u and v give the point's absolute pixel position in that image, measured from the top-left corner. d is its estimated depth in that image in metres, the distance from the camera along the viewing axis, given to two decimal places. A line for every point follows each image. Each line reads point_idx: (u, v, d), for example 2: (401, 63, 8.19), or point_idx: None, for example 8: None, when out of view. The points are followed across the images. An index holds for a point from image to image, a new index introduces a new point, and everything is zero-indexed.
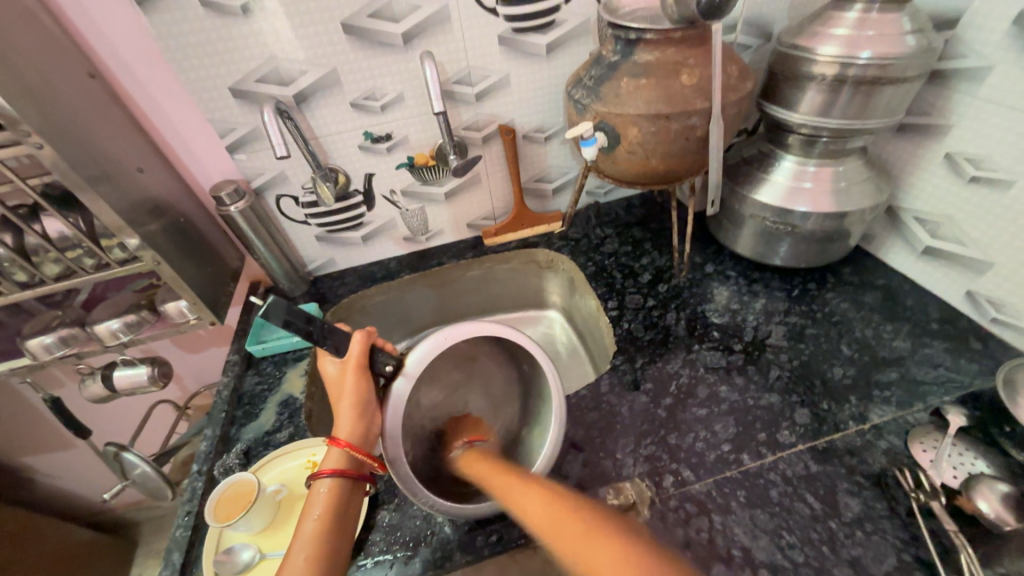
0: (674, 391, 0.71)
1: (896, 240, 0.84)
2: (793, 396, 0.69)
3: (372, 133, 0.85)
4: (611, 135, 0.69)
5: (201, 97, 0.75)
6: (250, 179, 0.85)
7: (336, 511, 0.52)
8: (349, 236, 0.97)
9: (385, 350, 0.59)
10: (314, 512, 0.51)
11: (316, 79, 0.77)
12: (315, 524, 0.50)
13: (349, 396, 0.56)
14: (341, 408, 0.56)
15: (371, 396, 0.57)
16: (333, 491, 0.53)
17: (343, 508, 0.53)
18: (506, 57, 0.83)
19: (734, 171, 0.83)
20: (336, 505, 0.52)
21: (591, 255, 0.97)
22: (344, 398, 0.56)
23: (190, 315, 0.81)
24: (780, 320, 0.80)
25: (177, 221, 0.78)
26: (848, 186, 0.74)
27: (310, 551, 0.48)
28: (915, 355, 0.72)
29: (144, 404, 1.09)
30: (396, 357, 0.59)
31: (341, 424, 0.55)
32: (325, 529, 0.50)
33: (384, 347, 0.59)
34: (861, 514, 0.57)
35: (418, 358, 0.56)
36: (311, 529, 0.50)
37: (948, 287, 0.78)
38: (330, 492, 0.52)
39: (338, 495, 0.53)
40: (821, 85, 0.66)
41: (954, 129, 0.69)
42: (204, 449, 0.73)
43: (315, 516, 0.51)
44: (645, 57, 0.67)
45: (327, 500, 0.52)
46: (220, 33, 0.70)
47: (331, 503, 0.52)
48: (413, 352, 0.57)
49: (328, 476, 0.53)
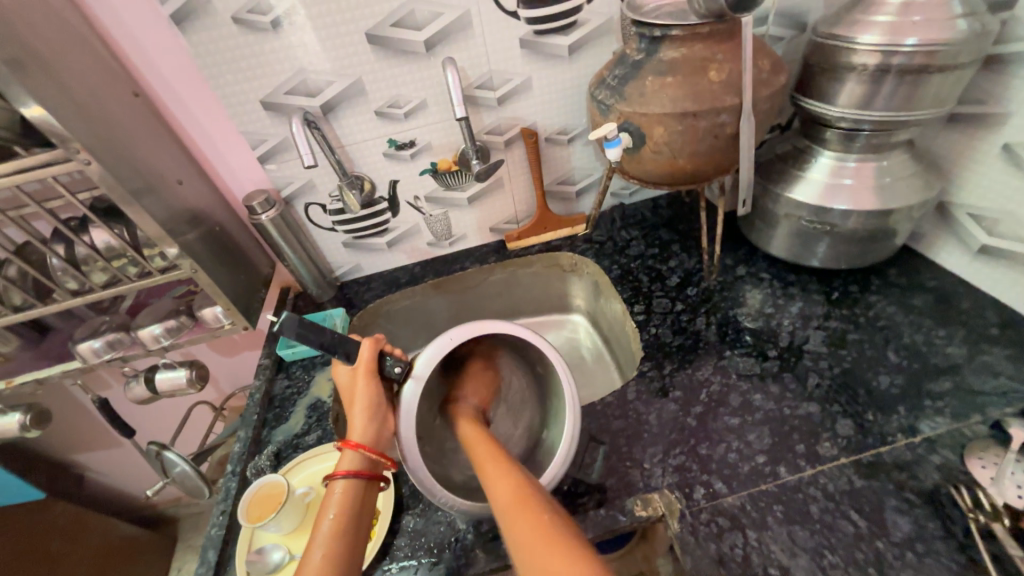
0: (705, 399, 0.69)
1: (948, 239, 0.78)
2: (833, 405, 0.65)
3: (396, 140, 0.86)
4: (636, 136, 0.68)
5: (235, 110, 0.78)
6: (280, 189, 0.88)
7: (350, 510, 0.51)
8: (374, 242, 0.98)
9: (392, 354, 0.61)
10: (329, 514, 0.51)
11: (342, 89, 0.79)
12: (330, 524, 0.50)
13: (361, 401, 0.58)
14: (353, 412, 0.57)
15: (382, 400, 0.58)
16: (347, 492, 0.52)
17: (357, 508, 0.52)
18: (528, 60, 0.83)
19: (767, 169, 0.80)
20: (351, 505, 0.52)
21: (615, 257, 0.95)
22: (356, 402, 0.58)
23: (226, 320, 0.84)
24: (818, 324, 0.76)
25: (213, 230, 0.81)
26: (892, 181, 0.70)
27: (325, 550, 0.47)
28: (971, 363, 0.67)
29: (184, 405, 1.14)
30: (405, 360, 0.61)
31: (353, 428, 0.56)
32: (341, 528, 0.49)
33: (392, 351, 0.62)
34: (912, 534, 0.53)
35: (425, 360, 0.58)
36: (327, 528, 0.49)
37: (1008, 289, 0.72)
38: (345, 493, 0.52)
39: (352, 495, 0.52)
40: (862, 75, 0.62)
41: (1013, 119, 0.64)
42: (238, 450, 0.75)
43: (330, 517, 0.51)
44: (671, 54, 0.65)
45: (341, 500, 0.52)
46: (252, 48, 0.73)
47: (345, 503, 0.51)
48: (420, 356, 0.58)
49: (342, 477, 0.53)
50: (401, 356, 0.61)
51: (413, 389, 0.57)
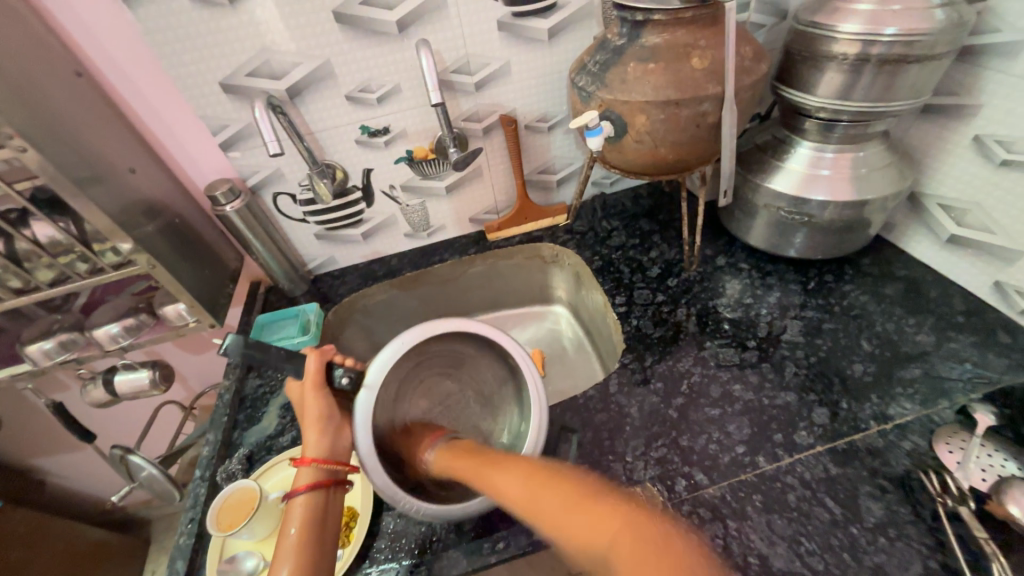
0: (686, 390, 0.69)
1: (919, 229, 0.80)
2: (809, 394, 0.66)
3: (369, 127, 0.82)
4: (618, 124, 0.66)
5: (192, 94, 0.72)
6: (245, 178, 0.83)
7: (315, 523, 0.50)
8: (349, 233, 0.95)
9: (341, 363, 0.59)
10: (292, 531, 0.49)
11: (310, 71, 0.74)
12: (293, 540, 0.49)
13: (312, 413, 0.56)
14: (305, 427, 0.56)
15: (334, 411, 0.57)
16: (309, 506, 0.51)
17: (322, 519, 0.51)
18: (506, 44, 0.80)
19: (747, 160, 0.79)
20: (314, 519, 0.50)
21: (597, 248, 0.94)
22: (307, 417, 0.56)
23: (189, 318, 0.79)
24: (796, 314, 0.77)
25: (173, 222, 0.76)
26: (868, 172, 0.70)
27: (293, 564, 0.47)
28: (939, 350, 0.69)
29: (150, 405, 1.09)
30: (355, 368, 0.59)
31: (307, 441, 0.55)
32: (304, 543, 0.48)
33: (341, 360, 0.59)
34: (884, 519, 0.54)
35: (378, 366, 0.56)
36: (291, 544, 0.48)
37: (975, 277, 0.74)
38: (307, 507, 0.51)
39: (314, 508, 0.51)
40: (842, 65, 0.62)
41: (984, 110, 0.65)
42: (207, 454, 0.72)
43: (292, 532, 0.49)
44: (653, 40, 0.63)
45: (304, 514, 0.50)
46: (208, 25, 0.67)
47: (307, 518, 0.50)
48: (372, 364, 0.56)
49: (301, 494, 0.51)
50: (351, 364, 0.59)
51: (368, 396, 0.55)
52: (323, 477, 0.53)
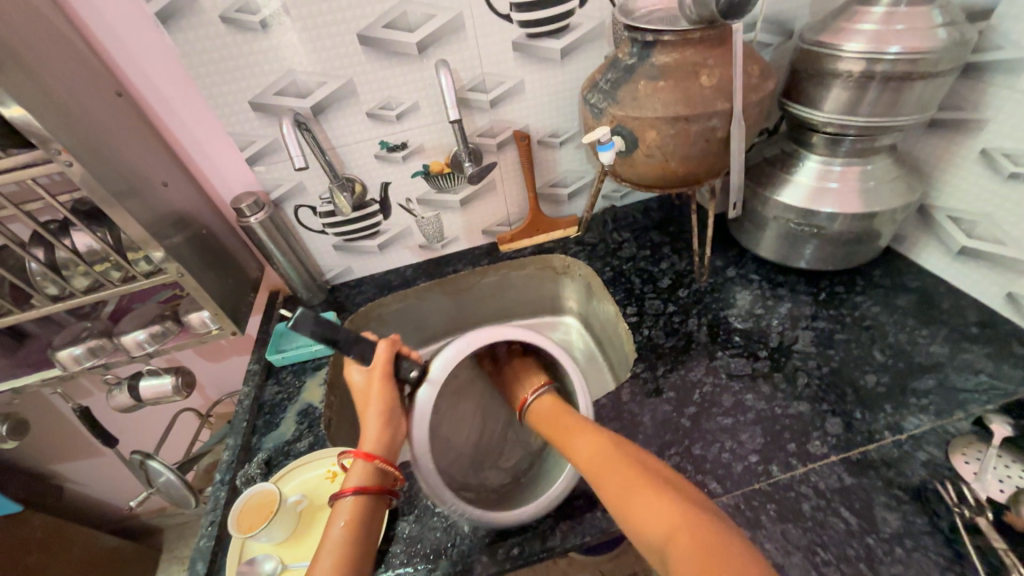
0: (698, 400, 0.69)
1: (930, 241, 0.80)
2: (822, 404, 0.66)
3: (388, 142, 0.85)
4: (629, 140, 0.68)
5: (222, 111, 0.76)
6: (269, 191, 0.87)
7: (358, 522, 0.53)
8: (366, 244, 0.98)
9: (409, 358, 0.62)
10: (341, 522, 0.52)
11: (333, 90, 0.78)
12: (339, 533, 0.52)
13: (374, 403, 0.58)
14: (367, 418, 0.58)
15: (395, 404, 0.59)
16: (358, 503, 0.54)
17: (364, 520, 0.53)
18: (520, 63, 0.83)
19: (756, 172, 0.81)
20: (358, 518, 0.53)
21: (607, 260, 0.96)
22: (369, 406, 0.58)
23: (213, 324, 0.82)
24: (807, 325, 0.77)
25: (200, 233, 0.80)
26: (876, 185, 0.71)
27: (336, 556, 0.49)
28: (954, 361, 0.69)
29: (169, 412, 1.11)
30: (420, 363, 0.62)
31: (367, 429, 0.57)
32: (347, 537, 0.51)
33: (408, 354, 0.62)
34: (901, 529, 0.54)
35: (441, 364, 0.59)
36: (337, 536, 0.51)
37: (987, 290, 0.74)
38: (355, 503, 0.53)
39: (362, 505, 0.54)
40: (847, 82, 0.64)
41: (990, 124, 0.66)
42: (227, 458, 0.74)
43: (341, 524, 0.52)
44: (663, 59, 0.65)
45: (351, 511, 0.53)
46: (241, 48, 0.72)
47: (355, 516, 0.52)
48: (437, 359, 0.59)
49: (351, 490, 0.54)
50: (417, 359, 0.62)
51: (427, 392, 0.58)
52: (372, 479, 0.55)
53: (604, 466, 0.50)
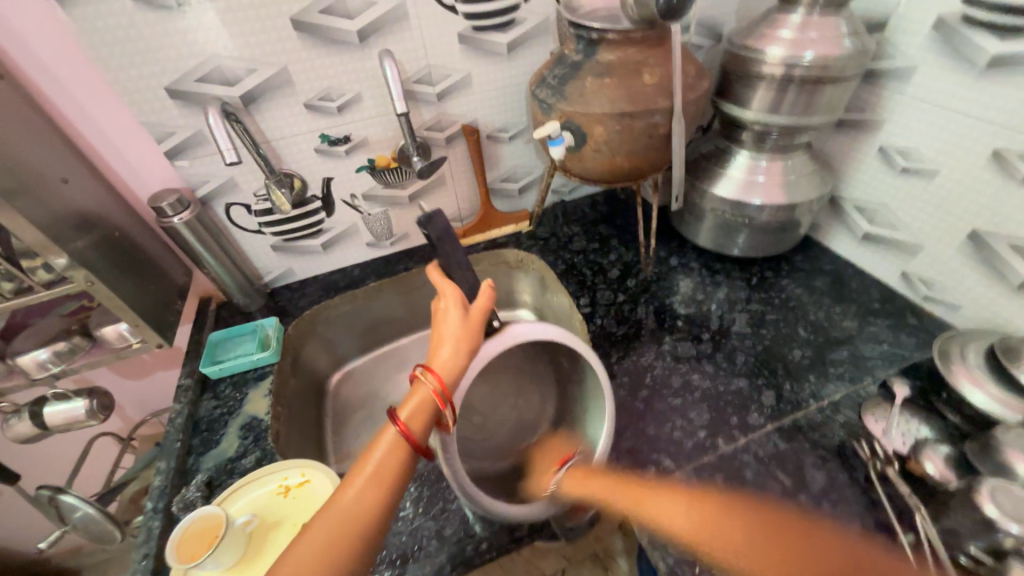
0: (650, 383, 0.73)
1: (839, 228, 0.90)
2: (758, 379, 0.72)
3: (329, 136, 0.81)
4: (578, 134, 0.70)
5: (133, 99, 0.68)
6: (194, 188, 0.79)
7: (392, 460, 0.47)
8: (308, 244, 0.92)
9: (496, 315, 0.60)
10: (379, 449, 0.48)
11: (265, 79, 0.72)
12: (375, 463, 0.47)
13: (450, 332, 0.54)
14: (441, 347, 0.53)
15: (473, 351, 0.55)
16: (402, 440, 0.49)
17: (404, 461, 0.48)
18: (466, 56, 0.82)
19: (694, 167, 0.86)
20: (399, 457, 0.48)
21: (559, 253, 0.98)
22: (444, 334, 0.54)
23: (133, 339, 0.75)
24: (742, 308, 0.84)
25: (112, 235, 0.71)
26: (796, 178, 0.79)
27: (368, 484, 0.46)
28: (862, 333, 0.78)
29: (81, 439, 0.98)
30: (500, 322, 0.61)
31: (439, 358, 0.53)
32: (381, 471, 0.47)
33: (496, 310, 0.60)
34: (826, 485, 0.61)
35: (520, 333, 0.59)
36: (371, 468, 0.46)
37: (885, 269, 0.84)
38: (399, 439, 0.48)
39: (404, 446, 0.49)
40: (770, 84, 0.70)
41: (885, 125, 0.76)
42: (159, 483, 0.67)
43: (379, 454, 0.47)
44: (608, 56, 0.67)
45: (392, 444, 0.48)
46: (153, 29, 0.64)
47: (394, 452, 0.48)
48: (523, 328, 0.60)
49: (403, 422, 0.49)
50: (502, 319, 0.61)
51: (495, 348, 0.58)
52: (422, 418, 0.50)
53: (706, 520, 0.56)
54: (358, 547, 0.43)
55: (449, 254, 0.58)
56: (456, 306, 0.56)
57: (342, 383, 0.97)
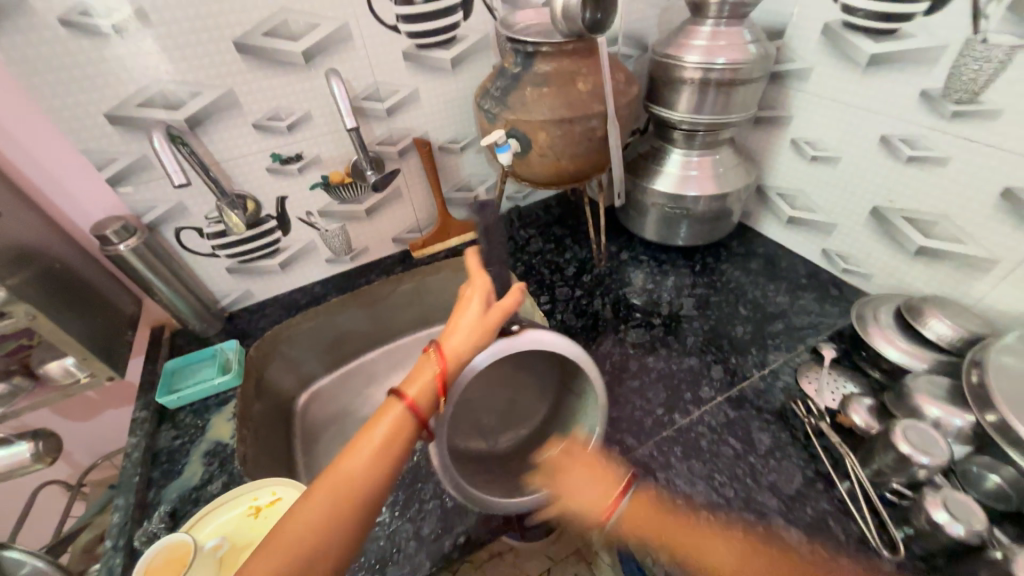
0: (610, 369, 0.78)
1: (768, 214, 0.99)
2: (706, 356, 0.78)
3: (280, 154, 0.82)
4: (523, 141, 0.74)
5: (71, 127, 0.67)
6: (140, 214, 0.77)
7: (396, 437, 0.49)
8: (265, 264, 0.92)
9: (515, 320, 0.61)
10: (384, 425, 0.49)
11: (210, 101, 0.73)
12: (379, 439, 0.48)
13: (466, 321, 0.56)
14: (459, 332, 0.55)
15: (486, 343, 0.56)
16: (404, 418, 0.50)
17: (404, 440, 0.49)
18: (412, 72, 0.85)
19: (634, 166, 0.93)
20: (400, 437, 0.49)
21: (517, 256, 1.02)
22: (463, 322, 0.56)
23: (81, 373, 0.72)
24: (689, 293, 0.90)
25: (53, 267, 0.69)
26: (724, 171, 0.87)
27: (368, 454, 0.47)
28: (794, 307, 0.86)
29: (23, 491, 0.92)
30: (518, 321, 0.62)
31: (454, 346, 0.54)
32: (384, 450, 0.48)
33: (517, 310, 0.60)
34: (771, 444, 0.66)
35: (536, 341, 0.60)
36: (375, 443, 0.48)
37: (809, 248, 0.94)
38: (402, 418, 0.50)
39: (404, 426, 0.50)
40: (692, 87, 0.77)
41: (794, 120, 0.85)
42: (118, 520, 0.64)
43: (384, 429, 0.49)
44: (544, 67, 0.73)
45: (396, 421, 0.49)
46: (89, 56, 0.63)
47: (396, 430, 0.49)
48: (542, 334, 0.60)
49: (410, 401, 0.50)
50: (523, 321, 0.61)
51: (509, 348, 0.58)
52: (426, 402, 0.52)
53: None
54: (358, 509, 0.45)
55: (491, 250, 0.63)
56: (483, 297, 0.57)
57: (310, 403, 0.96)
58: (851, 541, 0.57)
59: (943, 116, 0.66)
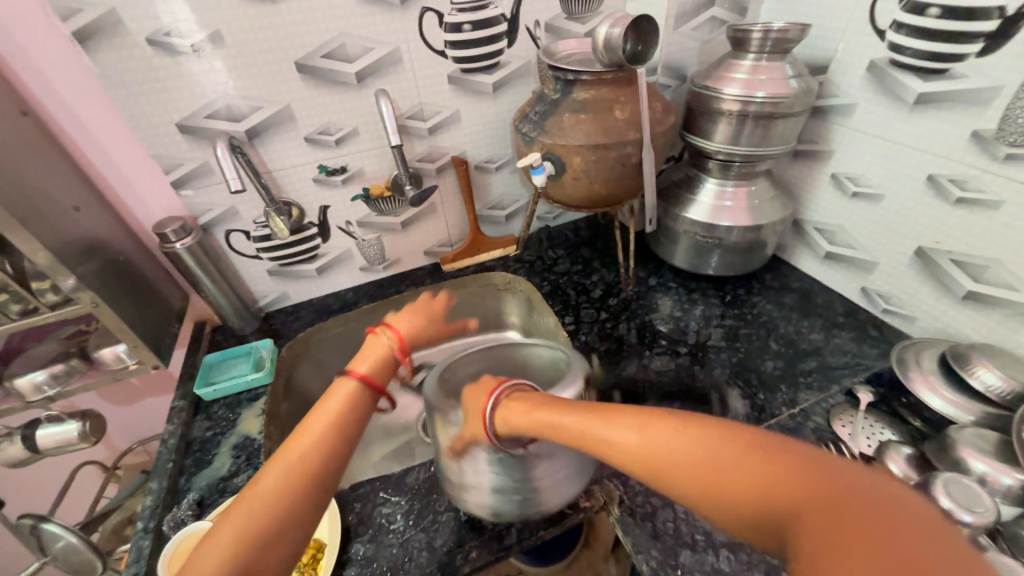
0: (633, 395, 0.77)
1: (804, 248, 0.96)
2: (733, 389, 0.76)
3: (327, 166, 0.86)
4: (558, 164, 0.76)
5: (146, 135, 0.73)
6: (197, 216, 0.83)
7: (355, 408, 0.48)
8: (303, 268, 0.96)
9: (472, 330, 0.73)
10: (336, 397, 0.48)
11: (269, 115, 0.78)
12: (335, 412, 0.47)
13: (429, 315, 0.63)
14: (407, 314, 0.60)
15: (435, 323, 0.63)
16: (356, 393, 0.49)
17: (363, 412, 0.49)
18: (455, 95, 0.89)
19: (666, 193, 0.93)
20: (360, 408, 0.48)
21: (545, 275, 1.03)
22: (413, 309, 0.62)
23: (129, 360, 0.76)
24: (717, 323, 0.89)
25: (116, 260, 0.74)
26: (760, 202, 0.86)
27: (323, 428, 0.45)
28: (829, 345, 0.83)
29: (66, 467, 0.97)
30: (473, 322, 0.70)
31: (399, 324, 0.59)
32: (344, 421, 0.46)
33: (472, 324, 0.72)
34: None
35: None
36: (332, 408, 0.47)
37: (848, 286, 0.90)
38: (353, 392, 0.49)
39: (361, 398, 0.49)
40: (730, 118, 0.77)
41: (836, 154, 0.84)
42: (150, 503, 0.67)
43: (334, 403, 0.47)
44: (582, 95, 0.75)
45: (349, 394, 0.49)
46: (168, 71, 0.70)
47: (350, 398, 0.48)
48: None
49: (359, 374, 0.50)
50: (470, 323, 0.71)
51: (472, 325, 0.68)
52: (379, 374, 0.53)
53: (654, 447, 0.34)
54: (319, 486, 0.41)
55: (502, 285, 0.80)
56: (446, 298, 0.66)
57: None
58: None
59: (996, 157, 0.64)
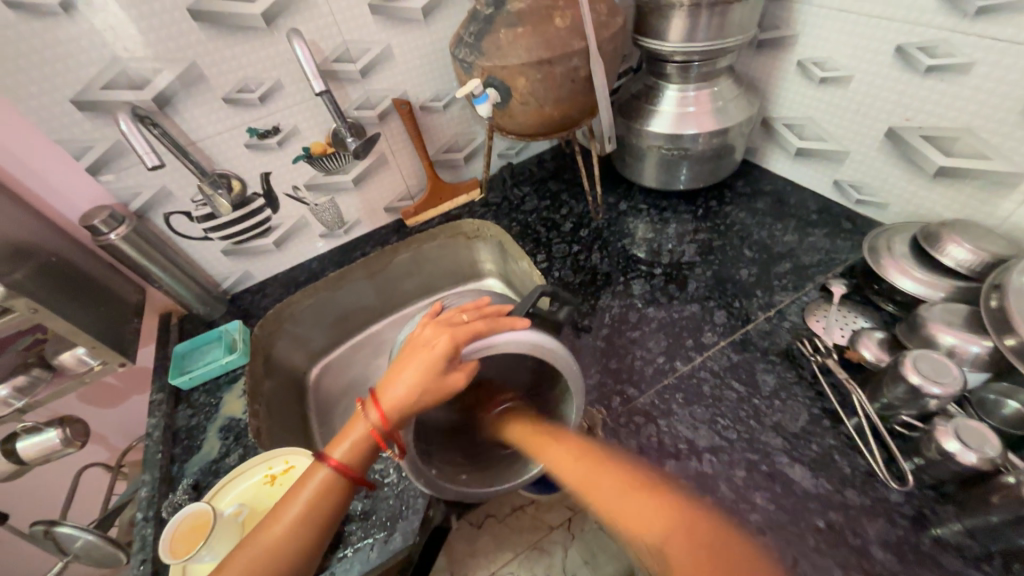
0: (610, 322, 0.76)
1: (775, 148, 0.92)
2: (709, 302, 0.76)
3: (256, 129, 0.79)
4: (502, 89, 0.70)
5: (41, 117, 0.66)
6: (127, 202, 0.77)
7: (326, 499, 0.51)
8: (258, 243, 0.91)
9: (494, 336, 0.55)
10: (311, 486, 0.52)
11: (176, 77, 0.70)
12: (300, 505, 0.51)
13: (415, 370, 0.51)
14: (406, 371, 0.51)
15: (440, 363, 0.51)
16: (327, 482, 0.52)
17: (334, 500, 0.52)
18: (382, 27, 0.80)
19: (626, 108, 0.87)
20: (330, 499, 0.51)
21: (513, 215, 0.99)
22: (414, 357, 0.52)
23: (93, 361, 0.74)
24: (690, 239, 0.87)
25: (50, 262, 0.70)
26: (724, 104, 0.81)
27: (293, 518, 0.50)
28: (803, 245, 0.82)
29: (67, 472, 0.98)
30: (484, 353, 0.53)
31: (386, 395, 0.51)
32: (310, 511, 0.50)
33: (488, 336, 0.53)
34: (776, 385, 0.65)
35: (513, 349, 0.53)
36: (305, 498, 0.51)
37: (820, 182, 0.87)
38: (324, 483, 0.52)
39: (331, 485, 0.52)
40: (682, 11, 0.70)
41: (800, 39, 0.77)
42: (146, 494, 0.68)
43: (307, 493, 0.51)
44: (517, 5, 0.67)
45: (322, 485, 0.51)
46: (43, 39, 0.61)
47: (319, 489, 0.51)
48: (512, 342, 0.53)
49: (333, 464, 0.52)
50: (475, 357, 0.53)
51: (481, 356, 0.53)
52: (360, 450, 0.53)
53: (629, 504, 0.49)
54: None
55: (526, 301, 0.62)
56: (447, 338, 0.51)
57: (321, 376, 0.98)
58: (857, 474, 0.56)
59: (966, 15, 0.59)
